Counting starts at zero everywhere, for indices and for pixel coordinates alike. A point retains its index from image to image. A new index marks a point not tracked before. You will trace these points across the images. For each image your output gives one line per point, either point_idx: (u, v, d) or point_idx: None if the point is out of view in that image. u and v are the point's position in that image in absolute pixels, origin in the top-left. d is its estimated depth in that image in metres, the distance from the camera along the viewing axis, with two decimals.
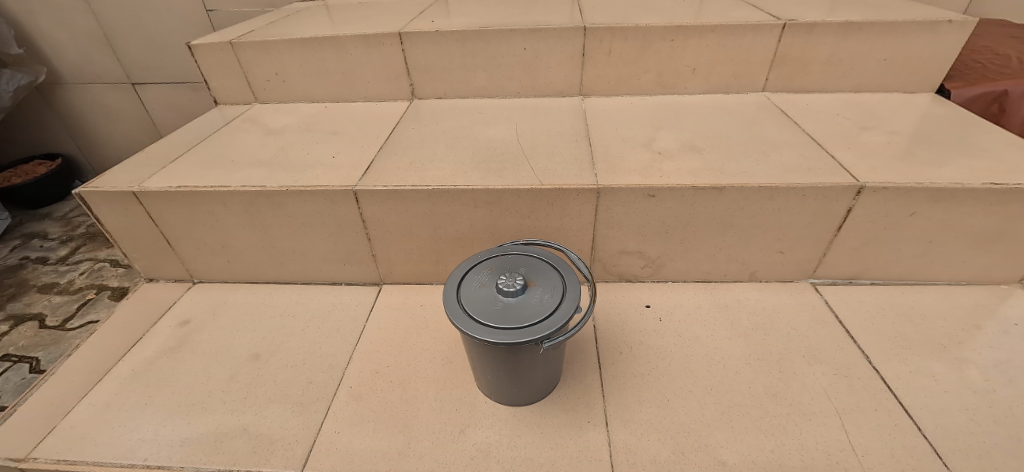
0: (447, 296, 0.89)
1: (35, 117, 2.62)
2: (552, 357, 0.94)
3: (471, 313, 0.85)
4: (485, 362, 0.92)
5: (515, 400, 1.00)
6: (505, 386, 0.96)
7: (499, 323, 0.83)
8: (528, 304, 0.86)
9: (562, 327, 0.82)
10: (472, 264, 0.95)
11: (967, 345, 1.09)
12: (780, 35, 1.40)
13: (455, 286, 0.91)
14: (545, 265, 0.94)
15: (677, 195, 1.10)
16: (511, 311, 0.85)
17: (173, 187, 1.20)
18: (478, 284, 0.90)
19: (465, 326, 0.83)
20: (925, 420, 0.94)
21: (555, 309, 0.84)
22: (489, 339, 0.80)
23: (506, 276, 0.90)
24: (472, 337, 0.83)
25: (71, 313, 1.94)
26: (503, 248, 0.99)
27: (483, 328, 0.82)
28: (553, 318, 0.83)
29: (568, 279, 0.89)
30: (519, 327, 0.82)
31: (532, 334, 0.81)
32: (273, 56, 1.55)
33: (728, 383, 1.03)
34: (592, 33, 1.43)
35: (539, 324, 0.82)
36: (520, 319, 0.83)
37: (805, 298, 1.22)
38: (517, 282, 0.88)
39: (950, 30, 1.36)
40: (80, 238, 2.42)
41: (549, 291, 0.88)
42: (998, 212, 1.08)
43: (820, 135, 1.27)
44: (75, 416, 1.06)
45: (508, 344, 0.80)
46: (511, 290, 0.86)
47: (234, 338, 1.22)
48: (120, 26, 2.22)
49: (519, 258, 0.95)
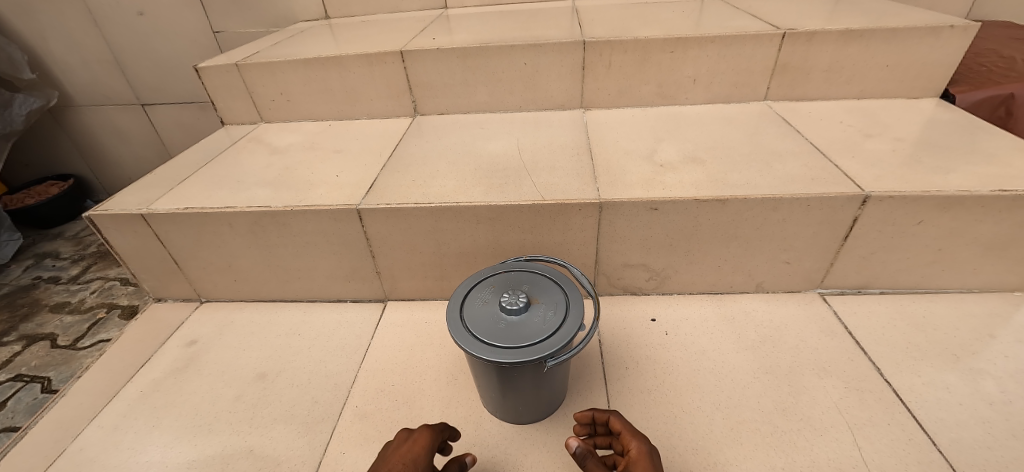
0: (450, 315, 0.89)
1: (47, 139, 2.67)
2: (556, 374, 0.93)
3: (474, 332, 0.85)
4: (490, 380, 0.91)
5: (522, 418, 0.99)
6: (511, 403, 0.95)
7: (502, 341, 0.82)
8: (531, 323, 0.85)
9: (564, 344, 0.81)
10: (475, 281, 0.95)
11: (981, 355, 1.06)
12: (780, 44, 1.40)
13: (458, 305, 0.91)
14: (546, 280, 0.94)
15: (680, 208, 1.09)
16: (514, 330, 0.84)
17: (180, 209, 1.22)
18: (481, 301, 0.90)
19: (467, 346, 0.83)
20: (940, 435, 0.92)
21: (559, 328, 0.84)
22: (492, 359, 0.80)
23: (508, 293, 0.90)
24: (476, 356, 0.82)
25: (82, 332, 1.96)
26: (505, 264, 0.99)
27: (486, 348, 0.82)
28: (556, 335, 0.82)
29: (571, 295, 0.89)
30: (522, 345, 0.81)
31: (535, 354, 0.80)
32: (278, 76, 1.58)
33: (736, 397, 1.02)
34: (592, 47, 1.44)
35: (542, 342, 0.82)
36: (523, 338, 0.83)
37: (813, 309, 1.20)
38: (520, 300, 0.87)
39: (952, 34, 1.35)
40: (91, 257, 2.46)
41: (552, 307, 0.87)
42: (1007, 219, 1.06)
43: (824, 144, 1.26)
44: (83, 439, 1.07)
45: (510, 363, 0.80)
46: (514, 309, 0.86)
47: (241, 358, 1.23)
48: (130, 48, 2.27)
49: (522, 273, 0.96)
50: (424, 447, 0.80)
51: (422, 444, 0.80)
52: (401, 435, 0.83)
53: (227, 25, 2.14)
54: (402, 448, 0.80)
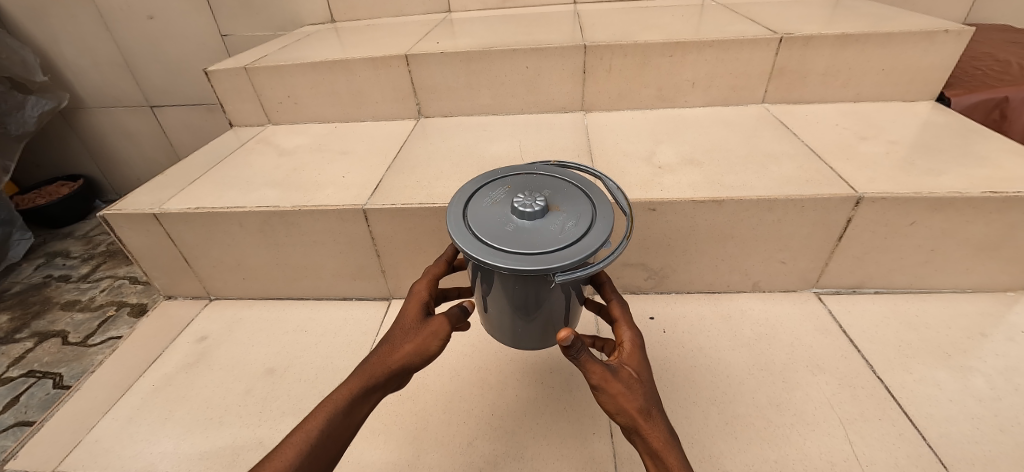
0: (453, 212, 0.77)
1: (58, 140, 2.72)
2: (571, 294, 0.82)
3: (476, 232, 0.73)
4: (492, 294, 0.81)
5: (526, 345, 0.91)
6: (514, 328, 0.86)
7: (507, 245, 0.70)
8: (547, 230, 0.72)
9: (582, 258, 0.68)
10: (486, 180, 0.84)
11: (972, 353, 1.09)
12: (777, 48, 1.43)
13: (464, 203, 0.79)
14: (571, 188, 0.81)
15: (678, 209, 1.12)
16: (525, 235, 0.71)
17: (192, 208, 1.26)
18: (491, 200, 0.78)
19: (462, 244, 0.71)
20: (930, 430, 0.95)
21: (578, 240, 0.70)
22: (491, 262, 0.67)
23: (524, 195, 0.77)
24: (471, 257, 0.70)
25: (93, 329, 2.00)
26: (524, 167, 0.86)
27: (486, 249, 0.69)
28: (573, 247, 0.69)
29: (598, 207, 0.76)
30: (529, 252, 0.68)
31: (544, 263, 0.67)
32: (286, 80, 1.62)
33: (731, 393, 1.04)
34: (592, 52, 1.47)
35: (556, 252, 0.68)
36: (534, 244, 0.69)
37: (809, 308, 1.23)
38: (537, 204, 0.74)
39: (946, 39, 1.38)
40: (100, 256, 2.50)
41: (574, 216, 0.74)
42: (998, 220, 1.09)
43: (819, 147, 1.29)
44: (98, 431, 1.11)
45: (512, 270, 0.67)
46: (528, 212, 0.73)
47: (249, 353, 1.26)
48: (140, 52, 2.31)
49: (543, 178, 0.83)
50: (437, 333, 0.77)
51: (435, 330, 0.77)
52: (415, 316, 0.79)
53: (235, 29, 2.19)
54: (413, 335, 0.76)
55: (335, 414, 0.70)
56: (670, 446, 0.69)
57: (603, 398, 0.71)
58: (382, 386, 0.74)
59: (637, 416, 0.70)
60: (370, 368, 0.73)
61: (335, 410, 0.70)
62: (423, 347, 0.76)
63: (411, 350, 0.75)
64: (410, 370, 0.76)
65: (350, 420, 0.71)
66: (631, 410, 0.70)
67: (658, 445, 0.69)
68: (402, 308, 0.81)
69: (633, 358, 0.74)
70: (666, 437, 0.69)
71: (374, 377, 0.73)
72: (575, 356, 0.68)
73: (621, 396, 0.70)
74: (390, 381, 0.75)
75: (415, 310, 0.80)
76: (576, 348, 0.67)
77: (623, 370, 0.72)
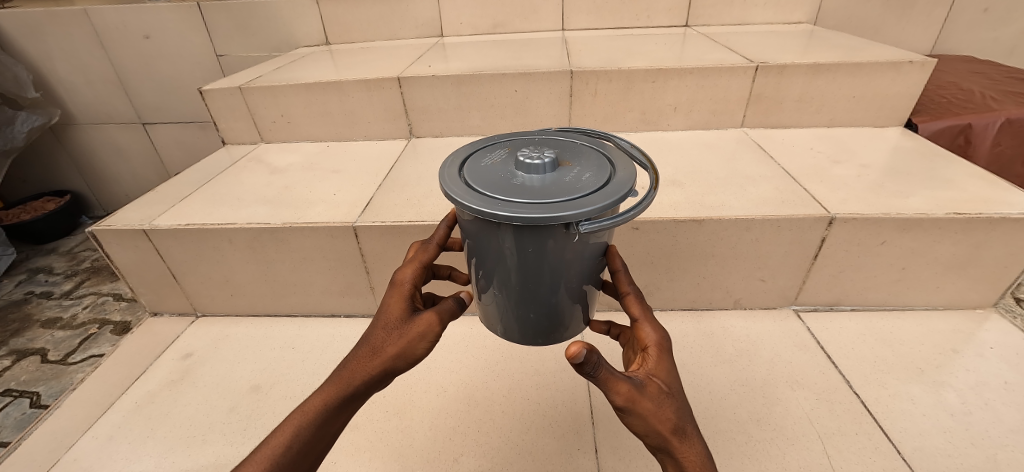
0: (450, 173, 0.72)
1: (46, 155, 2.71)
2: (588, 266, 0.77)
3: (477, 188, 0.67)
4: (497, 277, 0.77)
5: (535, 334, 0.85)
6: (523, 313, 0.81)
7: (512, 196, 0.64)
8: (561, 182, 0.67)
9: (605, 206, 0.62)
10: (486, 146, 0.81)
11: (944, 369, 1.12)
12: (754, 76, 1.50)
13: (461, 166, 0.74)
14: (581, 148, 0.77)
15: (660, 227, 1.16)
16: (535, 188, 0.66)
17: (182, 224, 1.26)
18: (492, 161, 0.75)
19: (460, 197, 0.65)
20: (904, 444, 0.97)
21: (599, 188, 0.65)
22: (495, 213, 0.62)
23: (531, 152, 0.73)
24: (471, 211, 0.65)
25: (73, 347, 1.96)
26: (528, 135, 0.83)
27: (491, 202, 0.64)
28: (594, 196, 0.64)
29: (616, 163, 0.72)
30: (541, 203, 0.63)
31: (562, 211, 0.61)
32: (280, 99, 1.65)
33: (714, 409, 1.06)
34: (579, 76, 1.53)
35: (573, 200, 0.63)
36: (547, 195, 0.64)
37: (787, 326, 1.26)
38: (547, 158, 0.69)
39: (911, 69, 1.46)
40: (85, 272, 2.47)
41: (589, 170, 0.70)
42: (963, 240, 1.14)
43: (795, 170, 1.35)
44: (77, 450, 1.09)
45: (521, 220, 0.61)
46: (536, 165, 0.68)
47: (235, 370, 1.26)
48: (135, 70, 2.34)
49: (550, 141, 0.80)
50: (424, 336, 0.76)
51: (421, 334, 0.76)
52: (398, 315, 0.77)
53: (231, 49, 2.23)
54: (395, 338, 0.75)
55: (307, 427, 0.70)
56: (703, 465, 0.68)
57: (631, 418, 0.67)
58: (359, 394, 0.75)
59: (671, 436, 0.67)
60: (346, 377, 0.73)
61: (306, 426, 0.70)
62: (407, 351, 0.75)
63: (392, 355, 0.74)
64: (394, 372, 0.76)
65: (324, 431, 0.72)
66: (664, 431, 0.67)
67: (691, 465, 0.68)
68: (384, 304, 0.79)
69: (661, 368, 0.71)
70: (700, 458, 0.68)
71: (351, 386, 0.73)
72: (593, 374, 0.62)
73: (653, 417, 0.66)
74: (368, 386, 0.75)
75: (398, 309, 0.78)
76: (591, 366, 0.61)
77: (648, 385, 0.67)
